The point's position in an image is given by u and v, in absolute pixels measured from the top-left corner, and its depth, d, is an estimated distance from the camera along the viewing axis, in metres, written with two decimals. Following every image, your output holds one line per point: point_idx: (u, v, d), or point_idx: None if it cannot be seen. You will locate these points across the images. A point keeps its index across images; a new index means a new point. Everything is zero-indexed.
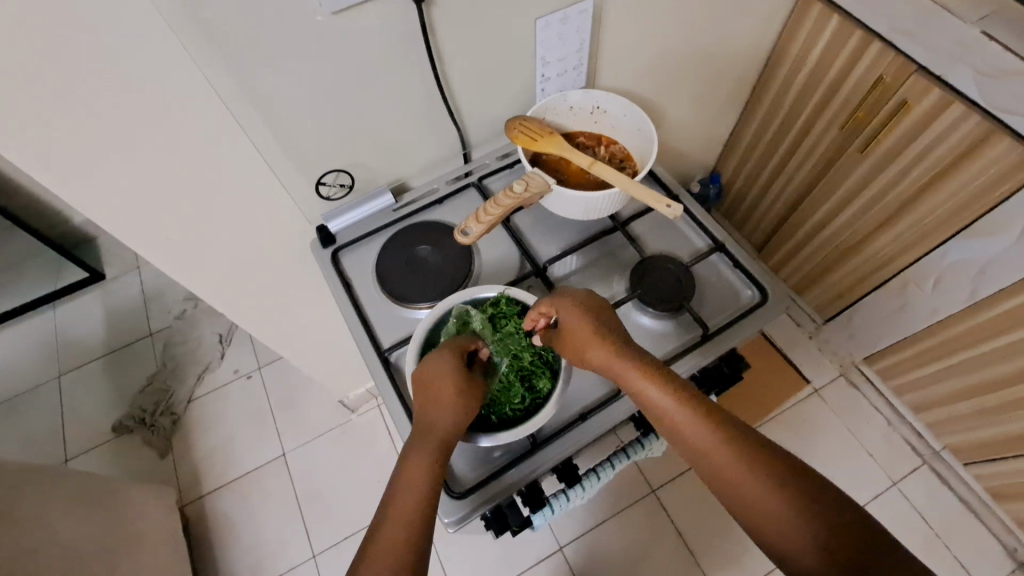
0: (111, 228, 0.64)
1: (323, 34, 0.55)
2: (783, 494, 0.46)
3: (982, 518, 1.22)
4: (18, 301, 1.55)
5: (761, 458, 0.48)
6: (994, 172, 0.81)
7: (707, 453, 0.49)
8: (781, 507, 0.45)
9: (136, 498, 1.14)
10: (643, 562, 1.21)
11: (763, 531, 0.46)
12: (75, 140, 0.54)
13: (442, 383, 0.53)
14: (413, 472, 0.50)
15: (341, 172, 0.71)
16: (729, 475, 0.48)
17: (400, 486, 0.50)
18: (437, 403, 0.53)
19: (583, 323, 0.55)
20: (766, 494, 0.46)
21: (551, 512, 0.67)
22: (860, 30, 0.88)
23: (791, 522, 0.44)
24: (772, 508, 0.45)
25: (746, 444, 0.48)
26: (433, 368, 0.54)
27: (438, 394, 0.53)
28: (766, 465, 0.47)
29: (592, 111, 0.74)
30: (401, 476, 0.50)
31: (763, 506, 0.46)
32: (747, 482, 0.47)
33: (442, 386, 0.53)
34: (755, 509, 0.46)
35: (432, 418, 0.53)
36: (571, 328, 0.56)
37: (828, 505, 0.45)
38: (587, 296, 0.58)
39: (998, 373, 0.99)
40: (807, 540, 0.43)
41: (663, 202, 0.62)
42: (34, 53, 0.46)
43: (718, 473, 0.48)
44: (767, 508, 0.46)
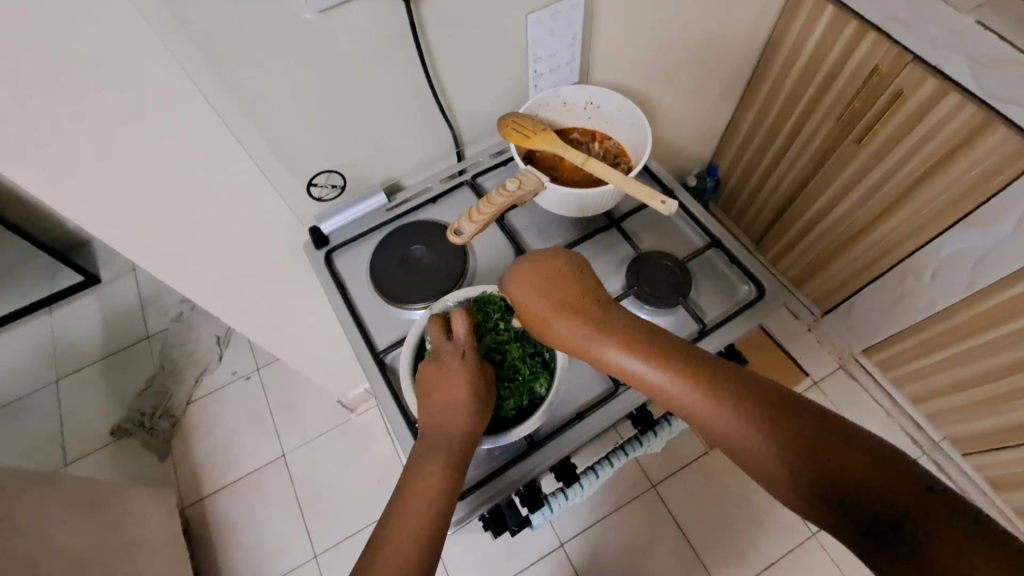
0: (102, 234, 0.63)
1: (311, 35, 0.55)
2: (758, 428, 0.45)
3: (981, 508, 1.23)
4: (13, 306, 1.54)
5: (733, 393, 0.47)
6: (992, 162, 0.81)
7: (684, 402, 0.49)
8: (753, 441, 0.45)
9: (136, 503, 1.14)
10: (644, 557, 1.21)
11: (749, 466, 0.46)
12: (60, 146, 0.53)
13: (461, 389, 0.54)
14: (426, 478, 0.51)
15: (332, 173, 0.71)
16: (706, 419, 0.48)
17: (413, 491, 0.50)
18: (454, 412, 0.53)
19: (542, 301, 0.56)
20: (742, 429, 0.45)
21: (550, 511, 0.66)
22: (855, 20, 0.87)
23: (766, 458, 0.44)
24: (750, 442, 0.45)
25: (716, 382, 0.48)
26: (443, 366, 0.55)
27: (456, 398, 0.54)
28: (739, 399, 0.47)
29: (585, 107, 0.73)
30: (412, 479, 0.51)
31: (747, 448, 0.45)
32: (724, 423, 0.46)
33: (458, 396, 0.54)
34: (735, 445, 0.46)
35: (445, 423, 0.53)
36: (532, 309, 0.56)
37: (809, 431, 0.44)
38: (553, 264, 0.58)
39: (997, 364, 0.99)
40: (793, 471, 0.43)
41: (656, 198, 0.61)
42: (14, 59, 0.45)
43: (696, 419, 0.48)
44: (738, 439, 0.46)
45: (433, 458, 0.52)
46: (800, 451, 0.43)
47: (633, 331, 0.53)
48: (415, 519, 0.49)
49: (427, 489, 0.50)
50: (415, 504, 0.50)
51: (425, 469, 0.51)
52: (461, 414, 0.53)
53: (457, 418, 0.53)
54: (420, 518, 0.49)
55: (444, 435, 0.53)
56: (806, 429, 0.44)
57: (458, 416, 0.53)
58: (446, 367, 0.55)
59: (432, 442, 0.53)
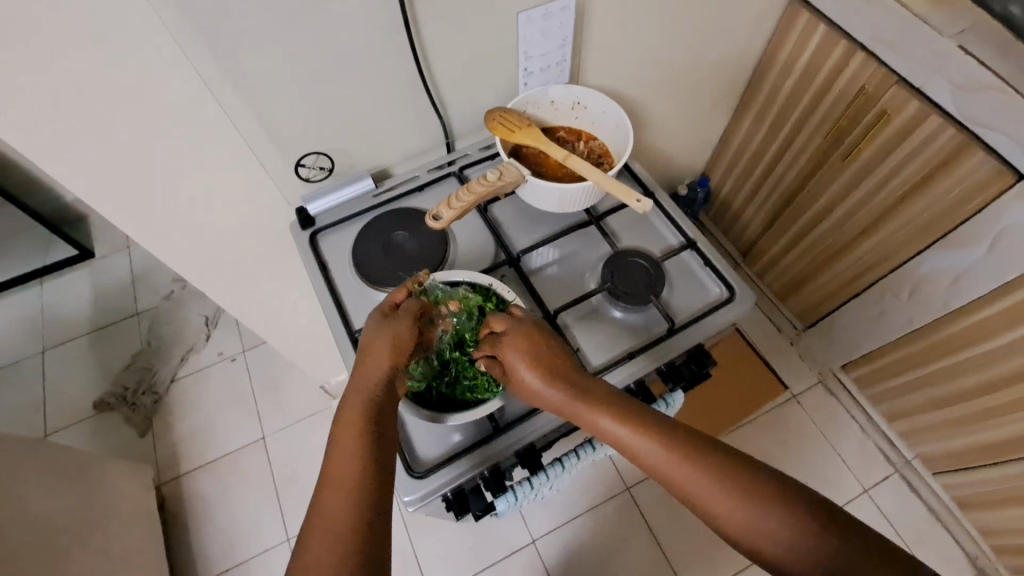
0: (93, 202, 0.65)
1: (306, 18, 0.56)
2: (743, 497, 0.46)
3: (950, 528, 1.24)
4: (5, 275, 1.55)
5: (710, 458, 0.48)
6: (968, 186, 0.83)
7: (653, 462, 0.49)
8: (740, 506, 0.45)
9: (112, 474, 1.14)
10: (613, 558, 1.22)
11: (728, 528, 0.46)
12: (54, 110, 0.54)
13: (379, 346, 0.54)
14: (350, 417, 0.50)
15: (320, 155, 0.72)
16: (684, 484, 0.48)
17: (341, 432, 0.50)
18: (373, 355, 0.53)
19: (524, 363, 0.55)
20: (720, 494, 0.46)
21: (514, 499, 0.65)
22: (844, 39, 0.89)
23: (757, 522, 0.45)
24: (722, 502, 0.46)
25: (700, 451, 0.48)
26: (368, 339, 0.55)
27: (367, 368, 0.53)
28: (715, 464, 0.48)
29: (572, 106, 0.75)
30: (338, 422, 0.51)
31: (730, 514, 0.46)
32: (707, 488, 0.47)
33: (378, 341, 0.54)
34: (712, 513, 0.47)
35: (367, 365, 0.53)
36: (514, 367, 0.55)
37: (789, 493, 0.45)
38: (519, 325, 0.57)
39: (969, 383, 1.01)
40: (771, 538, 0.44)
41: (633, 197, 0.63)
42: (10, 23, 0.47)
43: (679, 485, 0.48)
44: (722, 506, 0.46)
45: (351, 430, 0.50)
46: (784, 518, 0.44)
47: (609, 395, 0.53)
48: (347, 468, 0.47)
49: (351, 471, 0.47)
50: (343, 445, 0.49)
51: (341, 448, 0.49)
52: (367, 375, 0.53)
53: (361, 393, 0.52)
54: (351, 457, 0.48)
55: (359, 393, 0.52)
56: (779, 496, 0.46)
57: (368, 383, 0.52)
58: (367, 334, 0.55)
59: (345, 418, 0.50)
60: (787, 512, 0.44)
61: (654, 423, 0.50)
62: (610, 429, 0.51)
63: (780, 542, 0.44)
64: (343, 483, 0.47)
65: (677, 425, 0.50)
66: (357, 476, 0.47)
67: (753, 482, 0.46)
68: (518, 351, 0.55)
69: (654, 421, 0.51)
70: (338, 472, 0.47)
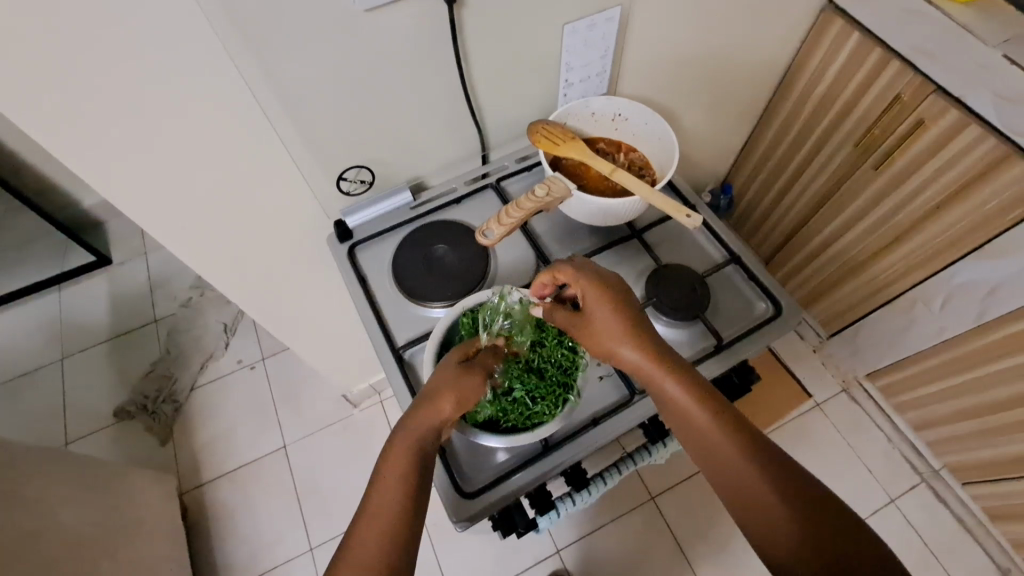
0: (133, 215, 0.64)
1: (354, 31, 0.56)
2: (783, 497, 0.47)
3: (978, 539, 1.23)
4: (24, 282, 1.55)
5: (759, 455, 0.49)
6: (1007, 197, 0.82)
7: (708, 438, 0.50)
8: (775, 503, 0.47)
9: (136, 484, 1.14)
10: (640, 569, 1.21)
11: (753, 517, 0.47)
12: (101, 123, 0.54)
13: (442, 397, 0.53)
14: (396, 461, 0.50)
15: (362, 169, 0.71)
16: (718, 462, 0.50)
17: (384, 474, 0.50)
18: (433, 400, 0.53)
19: (608, 316, 0.55)
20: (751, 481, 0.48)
21: (557, 516, 0.67)
22: (879, 48, 0.88)
23: (785, 521, 0.46)
24: (762, 494, 0.47)
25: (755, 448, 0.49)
26: (433, 384, 0.54)
27: (424, 411, 0.52)
28: (763, 462, 0.49)
29: (613, 118, 0.74)
30: (384, 463, 0.51)
31: (763, 503, 0.47)
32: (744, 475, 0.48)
33: (441, 385, 0.54)
34: (745, 501, 0.48)
35: (423, 409, 0.53)
36: (595, 316, 0.56)
37: (826, 512, 0.46)
38: (609, 281, 0.58)
39: (1001, 395, 1.00)
40: (785, 538, 0.45)
41: (683, 212, 0.62)
42: (64, 35, 0.46)
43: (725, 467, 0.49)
44: (759, 494, 0.47)
45: (394, 476, 0.50)
46: (813, 527, 0.45)
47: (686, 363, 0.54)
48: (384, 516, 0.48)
49: (386, 519, 0.48)
50: (384, 488, 0.49)
51: (384, 489, 0.49)
52: (424, 420, 0.52)
53: (412, 435, 0.52)
54: (388, 507, 0.48)
55: (409, 435, 0.52)
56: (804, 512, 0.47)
57: (419, 428, 0.52)
58: (434, 380, 0.55)
59: (391, 459, 0.51)
60: (818, 525, 0.45)
61: (722, 406, 0.51)
62: (676, 397, 0.52)
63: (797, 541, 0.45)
64: (378, 530, 0.47)
65: (740, 418, 0.51)
66: (392, 530, 0.47)
67: (792, 490, 0.47)
68: (602, 303, 0.56)
69: (724, 407, 0.51)
70: (376, 512, 0.48)
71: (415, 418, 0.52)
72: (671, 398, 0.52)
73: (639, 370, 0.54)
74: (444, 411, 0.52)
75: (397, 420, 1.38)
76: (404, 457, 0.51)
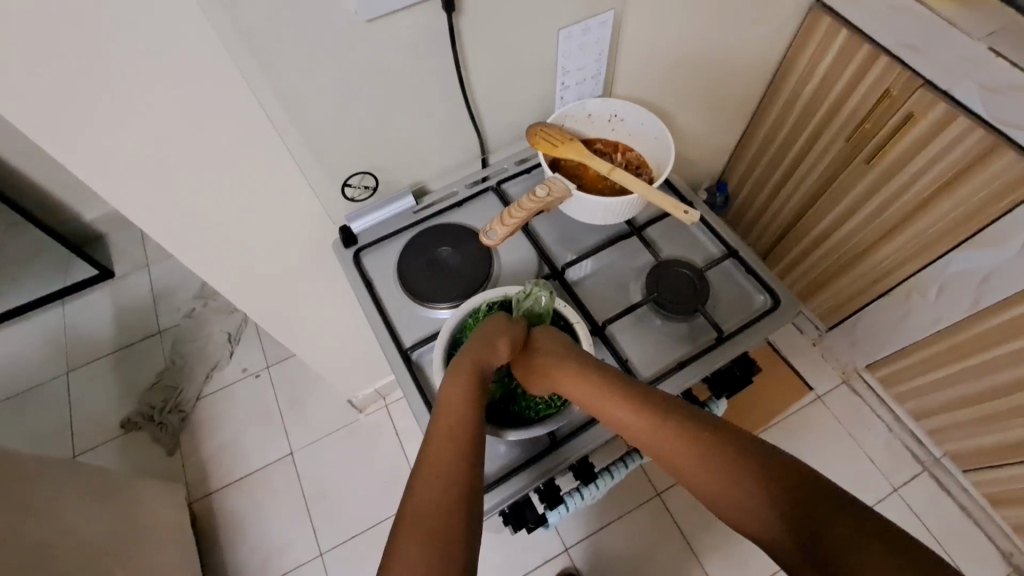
0: (141, 222, 0.66)
1: (356, 40, 0.57)
2: (752, 484, 0.42)
3: (981, 525, 1.24)
4: (28, 297, 1.56)
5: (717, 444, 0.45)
6: (997, 186, 0.84)
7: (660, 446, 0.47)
8: (744, 495, 0.42)
9: (145, 493, 1.14)
10: (647, 564, 1.22)
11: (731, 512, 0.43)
12: (110, 133, 0.55)
13: (500, 342, 0.54)
14: (456, 389, 0.49)
15: (365, 175, 0.73)
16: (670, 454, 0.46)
17: (446, 401, 0.49)
18: (491, 341, 0.54)
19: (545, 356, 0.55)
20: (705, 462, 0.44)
21: (566, 510, 0.69)
22: (867, 44, 0.90)
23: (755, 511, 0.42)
24: (726, 487, 0.43)
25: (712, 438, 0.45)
26: (486, 333, 0.55)
27: (484, 350, 0.53)
28: (722, 451, 0.44)
29: (609, 119, 0.76)
30: (444, 391, 0.50)
31: (730, 498, 0.43)
32: (686, 457, 0.45)
33: (497, 331, 0.55)
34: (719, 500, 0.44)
35: (480, 349, 0.53)
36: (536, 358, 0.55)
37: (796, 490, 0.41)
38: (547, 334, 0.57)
39: (999, 381, 1.01)
40: (759, 517, 0.42)
41: (681, 208, 0.64)
42: (74, 50, 0.48)
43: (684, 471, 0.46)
44: (728, 492, 0.43)
45: (460, 398, 0.49)
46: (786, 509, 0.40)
47: (602, 370, 0.52)
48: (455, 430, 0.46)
49: (457, 438, 0.45)
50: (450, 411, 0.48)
51: (450, 410, 0.48)
52: (482, 358, 0.52)
53: (470, 364, 0.51)
54: (458, 425, 0.46)
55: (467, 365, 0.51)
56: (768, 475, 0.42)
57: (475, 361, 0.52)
58: (489, 328, 0.55)
59: (450, 387, 0.50)
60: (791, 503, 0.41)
61: (663, 406, 0.48)
62: (620, 418, 0.49)
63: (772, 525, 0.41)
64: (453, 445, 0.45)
65: (690, 411, 0.48)
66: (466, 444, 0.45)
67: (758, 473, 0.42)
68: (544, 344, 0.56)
69: (668, 409, 0.48)
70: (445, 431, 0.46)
71: (474, 362, 0.51)
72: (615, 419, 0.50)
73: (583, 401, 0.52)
74: (499, 356, 0.54)
75: (402, 423, 1.39)
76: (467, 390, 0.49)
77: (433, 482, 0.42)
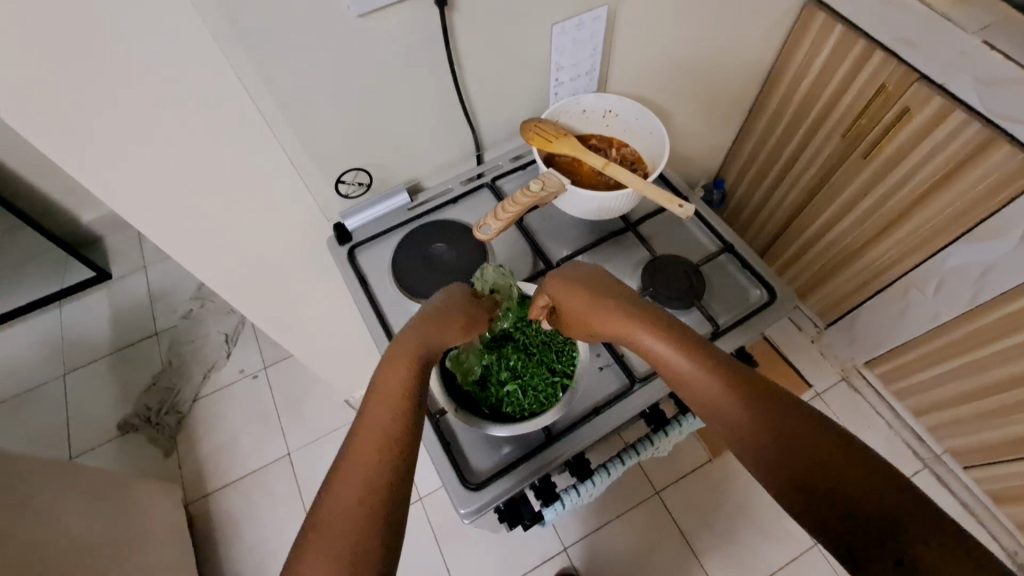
0: (134, 220, 0.65)
1: (348, 35, 0.57)
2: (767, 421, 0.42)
3: (982, 521, 1.24)
4: (25, 299, 1.56)
5: (740, 380, 0.44)
6: (994, 180, 0.84)
7: (682, 373, 0.47)
8: (759, 427, 0.42)
9: (142, 494, 1.14)
10: (647, 563, 1.21)
11: (739, 444, 0.43)
12: (103, 131, 0.55)
13: (450, 320, 0.54)
14: (394, 371, 0.48)
15: (359, 171, 0.73)
16: (694, 389, 0.46)
17: (382, 380, 0.48)
18: (439, 321, 0.53)
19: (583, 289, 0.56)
20: (736, 407, 0.43)
21: (563, 507, 0.68)
22: (863, 39, 0.90)
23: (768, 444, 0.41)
24: (740, 418, 0.43)
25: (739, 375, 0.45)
26: (438, 307, 0.56)
27: (431, 328, 0.53)
28: (744, 387, 0.44)
29: (604, 115, 0.76)
30: (381, 375, 0.48)
31: (744, 426, 0.42)
32: (708, 386, 0.45)
33: (451, 311, 0.55)
34: (729, 430, 0.43)
35: (429, 328, 0.52)
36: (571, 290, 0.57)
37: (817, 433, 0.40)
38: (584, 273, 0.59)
39: (998, 376, 1.01)
40: (769, 451, 0.41)
41: (676, 202, 0.64)
42: (64, 46, 0.47)
43: (699, 399, 0.45)
44: (745, 422, 0.42)
45: (396, 379, 0.48)
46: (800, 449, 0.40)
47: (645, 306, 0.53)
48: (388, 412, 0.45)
49: (387, 424, 0.44)
50: (385, 392, 0.47)
51: (384, 391, 0.47)
52: (427, 337, 0.52)
53: (411, 343, 0.51)
54: (391, 408, 0.46)
55: (410, 346, 0.50)
56: (803, 426, 0.41)
57: (421, 339, 0.51)
58: (446, 304, 0.56)
59: (387, 369, 0.49)
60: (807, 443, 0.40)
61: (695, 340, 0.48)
62: (649, 344, 0.50)
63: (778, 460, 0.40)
64: (385, 429, 0.44)
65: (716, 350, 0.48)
66: (399, 429, 0.44)
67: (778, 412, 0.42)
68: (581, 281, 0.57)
69: (698, 343, 0.48)
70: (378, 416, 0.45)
71: (416, 342, 0.51)
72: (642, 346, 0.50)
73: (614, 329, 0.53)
74: (449, 334, 0.54)
75: None
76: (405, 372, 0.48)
77: (360, 467, 0.42)
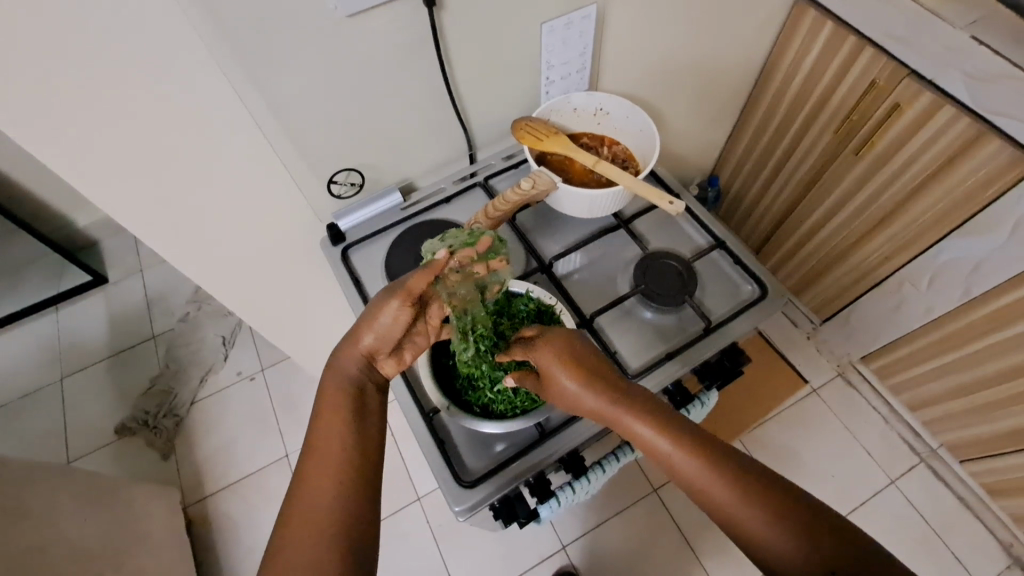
0: (127, 224, 0.66)
1: (338, 36, 0.57)
2: (772, 518, 0.45)
3: (979, 516, 1.24)
4: (22, 304, 1.56)
5: (737, 474, 0.47)
6: (984, 175, 0.84)
7: (683, 469, 0.49)
8: (765, 527, 0.45)
9: (139, 498, 1.14)
10: (644, 560, 1.22)
11: (744, 537, 0.46)
12: (93, 135, 0.55)
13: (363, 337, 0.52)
14: (335, 393, 0.51)
15: (351, 172, 0.73)
16: (697, 484, 0.48)
17: (326, 403, 0.50)
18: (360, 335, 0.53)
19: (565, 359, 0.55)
20: (735, 502, 0.46)
21: (558, 505, 0.68)
22: (853, 36, 0.91)
23: (777, 538, 0.44)
24: (744, 516, 0.46)
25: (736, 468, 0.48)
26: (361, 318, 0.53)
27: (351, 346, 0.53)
28: (741, 482, 0.47)
29: (595, 113, 0.76)
30: (324, 398, 0.51)
31: (749, 525, 0.45)
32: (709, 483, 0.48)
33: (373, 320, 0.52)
34: (733, 524, 0.47)
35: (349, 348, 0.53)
36: (551, 356, 0.55)
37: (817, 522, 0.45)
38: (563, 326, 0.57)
39: (992, 370, 1.01)
40: (779, 545, 0.44)
41: (666, 199, 0.64)
42: (55, 49, 0.48)
43: (701, 493, 0.48)
44: (750, 519, 0.46)
45: (337, 402, 0.50)
46: (811, 538, 0.44)
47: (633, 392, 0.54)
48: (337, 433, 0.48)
49: (335, 446, 0.48)
50: (330, 415, 0.49)
51: (329, 414, 0.50)
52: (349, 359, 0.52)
53: (342, 366, 0.52)
54: (339, 431, 0.48)
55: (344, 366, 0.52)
56: (803, 519, 0.45)
57: (349, 360, 0.52)
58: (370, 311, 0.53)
59: (328, 391, 0.51)
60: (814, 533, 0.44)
61: (689, 433, 0.50)
62: (644, 435, 0.51)
63: (789, 551, 0.44)
64: (334, 452, 0.47)
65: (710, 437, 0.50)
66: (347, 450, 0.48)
67: (781, 505, 0.46)
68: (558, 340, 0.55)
69: (690, 433, 0.50)
70: (326, 440, 0.48)
71: (342, 367, 0.52)
72: (638, 437, 0.52)
73: (605, 415, 0.54)
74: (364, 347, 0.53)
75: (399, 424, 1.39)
76: (344, 395, 0.51)
77: (316, 491, 0.45)
